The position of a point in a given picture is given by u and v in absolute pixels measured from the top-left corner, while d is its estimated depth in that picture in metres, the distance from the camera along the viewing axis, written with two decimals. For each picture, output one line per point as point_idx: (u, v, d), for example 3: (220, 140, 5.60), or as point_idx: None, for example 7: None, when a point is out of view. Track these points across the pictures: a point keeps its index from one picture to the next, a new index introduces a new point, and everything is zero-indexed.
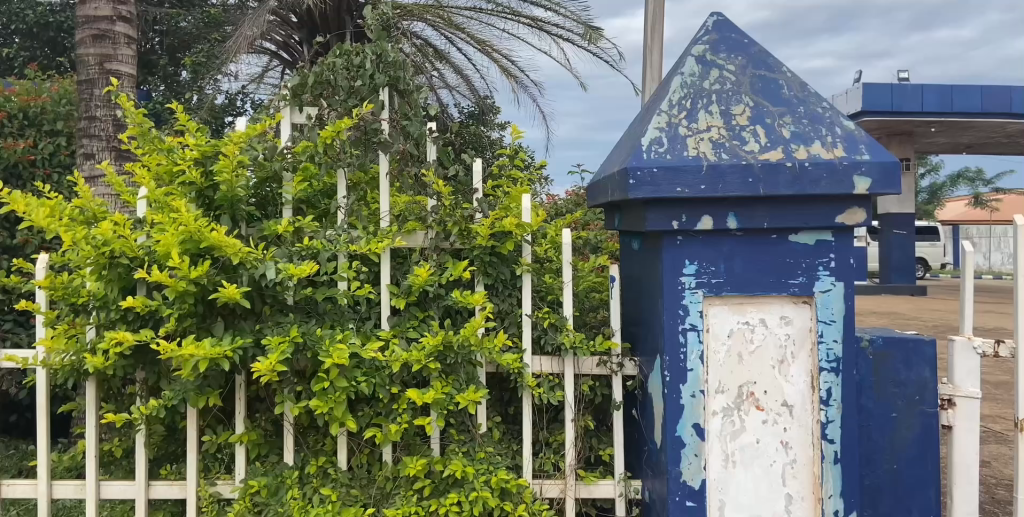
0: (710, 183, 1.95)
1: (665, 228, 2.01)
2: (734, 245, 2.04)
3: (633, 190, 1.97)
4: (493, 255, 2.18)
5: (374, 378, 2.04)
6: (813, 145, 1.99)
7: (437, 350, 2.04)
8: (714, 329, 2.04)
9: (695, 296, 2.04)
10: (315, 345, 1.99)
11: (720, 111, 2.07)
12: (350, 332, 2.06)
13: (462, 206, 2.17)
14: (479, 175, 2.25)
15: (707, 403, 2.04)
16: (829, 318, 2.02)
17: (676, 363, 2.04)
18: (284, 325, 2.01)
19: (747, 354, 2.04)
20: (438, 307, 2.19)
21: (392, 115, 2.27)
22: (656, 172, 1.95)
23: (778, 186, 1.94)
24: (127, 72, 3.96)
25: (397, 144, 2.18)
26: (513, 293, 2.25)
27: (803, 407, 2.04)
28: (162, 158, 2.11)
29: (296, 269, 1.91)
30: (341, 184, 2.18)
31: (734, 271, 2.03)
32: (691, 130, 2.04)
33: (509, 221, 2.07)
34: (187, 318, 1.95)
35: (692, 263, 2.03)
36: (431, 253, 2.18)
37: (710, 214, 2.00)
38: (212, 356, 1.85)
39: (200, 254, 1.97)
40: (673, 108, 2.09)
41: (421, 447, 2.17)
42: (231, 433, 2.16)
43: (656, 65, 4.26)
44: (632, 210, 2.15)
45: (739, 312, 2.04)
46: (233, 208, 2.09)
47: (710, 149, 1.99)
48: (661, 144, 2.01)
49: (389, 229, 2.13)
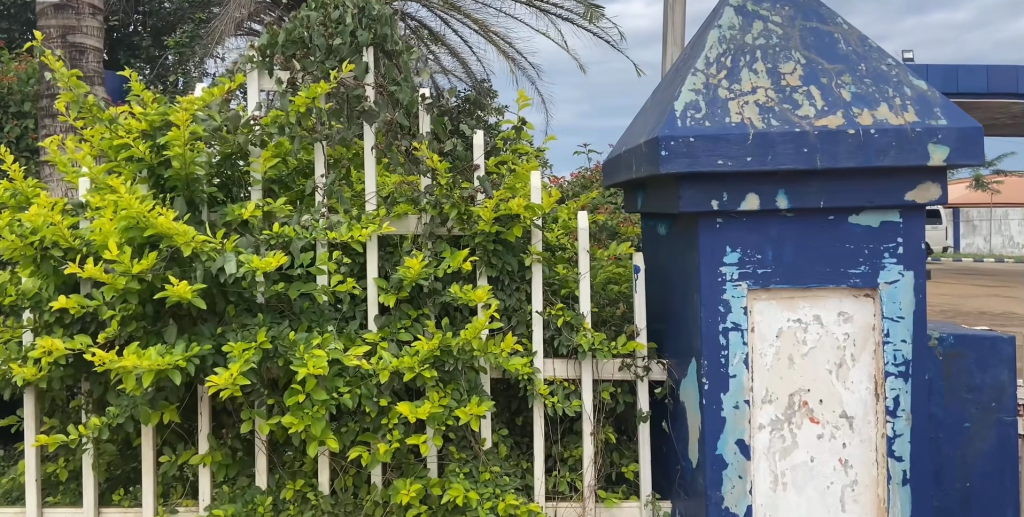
0: (757, 154, 1.63)
1: (703, 208, 1.69)
2: (783, 229, 1.71)
3: (665, 163, 1.65)
4: (498, 243, 1.87)
5: (359, 388, 1.73)
6: (879, 109, 1.67)
7: (433, 356, 1.72)
8: (762, 329, 1.73)
9: (738, 290, 1.71)
10: (287, 352, 1.67)
11: (765, 69, 1.74)
12: (331, 334, 1.74)
13: (461, 186, 1.86)
14: (480, 149, 1.90)
15: (752, 415, 1.73)
16: (896, 314, 1.71)
17: (716, 369, 1.72)
18: (250, 328, 1.69)
19: (799, 357, 1.72)
20: (434, 304, 1.84)
21: (378, 79, 1.92)
22: (693, 141, 1.63)
23: (840, 158, 1.63)
24: (92, 45, 3.69)
25: (385, 114, 1.86)
26: (522, 286, 1.93)
27: (865, 419, 1.73)
28: (104, 130, 1.75)
29: (259, 259, 1.55)
30: (320, 159, 1.87)
31: (784, 259, 1.71)
32: (733, 92, 1.71)
33: (516, 203, 1.76)
34: (133, 321, 1.63)
35: (734, 250, 1.71)
36: (426, 241, 1.86)
37: (756, 192, 1.69)
38: (159, 367, 1.53)
39: (150, 245, 1.65)
40: (709, 66, 1.76)
41: (416, 468, 1.84)
42: (194, 453, 1.84)
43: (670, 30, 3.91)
44: (660, 189, 1.83)
45: (790, 307, 1.73)
46: (192, 191, 1.77)
47: (757, 114, 1.67)
48: (698, 109, 1.69)
49: (376, 213, 1.83)
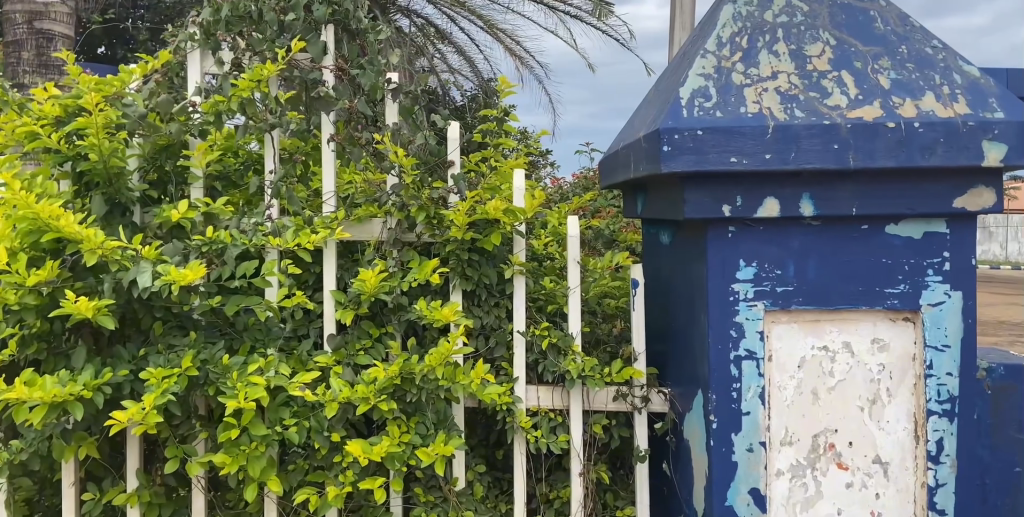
0: (778, 152, 1.37)
1: (713, 214, 1.42)
2: (807, 240, 1.45)
3: (667, 160, 1.39)
4: (474, 252, 1.61)
5: (307, 421, 1.47)
6: (923, 99, 1.40)
7: (393, 384, 1.47)
8: (781, 358, 1.46)
9: (753, 312, 1.45)
10: (218, 380, 1.41)
11: (788, 51, 1.47)
12: (274, 358, 1.48)
13: (432, 185, 1.60)
14: (455, 142, 1.63)
15: (769, 460, 1.46)
16: (941, 342, 1.44)
17: (726, 404, 1.45)
18: (178, 351, 1.44)
19: (825, 392, 1.46)
20: (399, 323, 1.58)
21: (339, 60, 1.66)
22: (700, 135, 1.37)
23: (878, 156, 1.36)
24: (62, 33, 3.46)
25: (344, 100, 1.60)
26: (501, 302, 1.68)
27: (901, 465, 1.46)
28: (14, 117, 1.51)
29: (174, 269, 1.29)
30: (270, 153, 1.62)
31: (809, 275, 1.45)
32: (750, 77, 1.45)
33: (494, 206, 1.51)
34: (37, 341, 1.39)
35: (749, 265, 1.45)
36: (391, 249, 1.61)
37: (776, 195, 1.42)
38: (57, 398, 1.28)
39: (58, 252, 1.40)
40: (721, 47, 1.49)
41: (377, 512, 1.59)
42: (120, 490, 1.59)
43: (682, 27, 3.64)
44: (663, 191, 1.57)
45: (815, 333, 1.46)
46: (116, 190, 1.51)
47: (778, 103, 1.40)
48: (707, 97, 1.43)
49: (332, 216, 1.58)
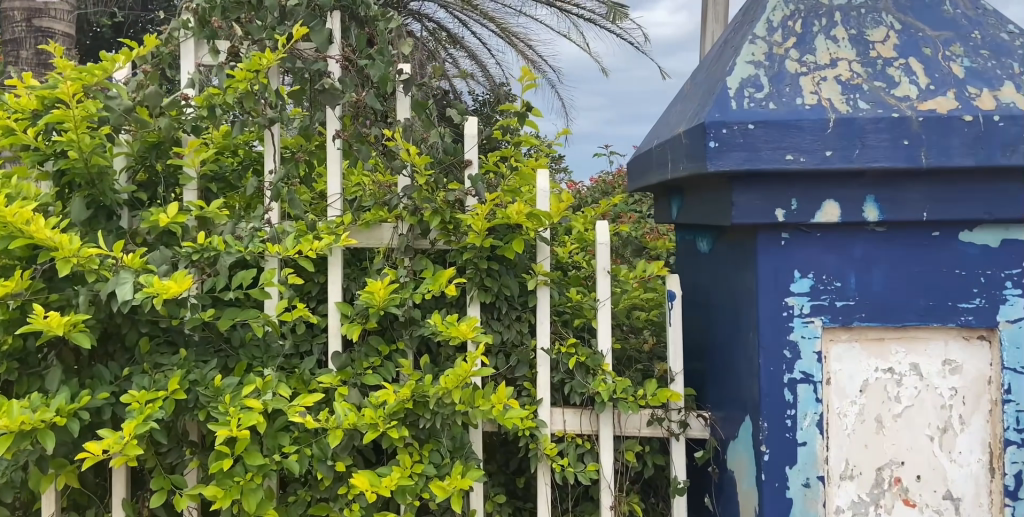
0: (840, 148, 1.21)
1: (764, 219, 1.27)
2: (870, 248, 1.29)
3: (714, 157, 1.23)
4: (494, 260, 1.46)
5: (309, 449, 1.32)
6: (1003, 89, 1.24)
7: (404, 409, 1.31)
8: (840, 381, 1.30)
9: (809, 329, 1.29)
10: (208, 405, 1.26)
11: (847, 36, 1.32)
12: (273, 378, 1.33)
13: (447, 187, 1.44)
14: (474, 140, 1.48)
15: (827, 496, 1.30)
16: (1021, 364, 1.27)
17: (779, 433, 1.29)
18: (166, 371, 1.29)
19: (890, 420, 1.29)
20: (410, 339, 1.42)
21: (345, 50, 1.51)
22: (752, 129, 1.22)
23: (953, 153, 1.20)
24: (61, 32, 3.34)
25: (351, 93, 1.45)
26: (524, 316, 1.52)
27: (976, 502, 1.30)
28: None
29: (157, 280, 1.14)
30: (270, 151, 1.47)
31: (872, 288, 1.29)
32: (805, 65, 1.29)
33: (517, 210, 1.36)
34: (8, 359, 1.24)
35: (804, 276, 1.29)
36: (402, 258, 1.45)
37: (836, 198, 1.26)
38: (25, 426, 1.13)
39: (33, 260, 1.26)
40: (772, 32, 1.33)
41: None
42: None
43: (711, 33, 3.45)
44: (705, 194, 1.41)
45: (878, 353, 1.30)
46: (100, 191, 1.36)
47: (839, 94, 1.25)
48: (759, 87, 1.27)
49: (338, 221, 1.43)
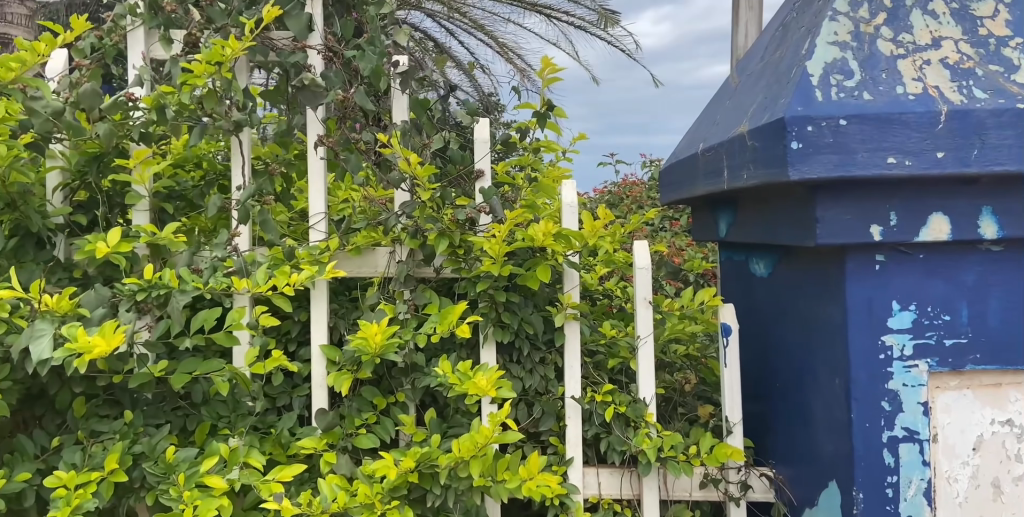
0: (954, 149, 0.96)
1: (857, 238, 1.01)
2: (986, 272, 1.03)
3: (796, 161, 0.97)
4: (512, 292, 1.20)
5: None
6: None
7: (406, 484, 1.05)
8: (949, 438, 1.04)
9: (912, 374, 1.03)
10: (158, 485, 1.00)
11: (950, 8, 1.06)
12: (241, 445, 1.06)
13: (454, 203, 1.18)
14: (485, 147, 1.22)
15: None
16: None
17: (877, 505, 1.03)
18: (106, 441, 1.03)
19: (1010, 484, 1.03)
20: (413, 390, 1.16)
21: (328, 39, 1.25)
22: (844, 126, 0.97)
23: None
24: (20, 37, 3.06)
25: (336, 91, 1.19)
26: (548, 358, 1.27)
27: None
28: None
29: (80, 334, 0.88)
30: (238, 163, 1.21)
31: (988, 322, 1.03)
32: (900, 46, 1.04)
33: (544, 229, 1.10)
34: None
35: (905, 308, 1.03)
36: (401, 291, 1.19)
37: (946, 211, 1.00)
38: None
39: None
40: (856, 6, 1.08)
41: None
42: None
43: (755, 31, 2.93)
44: (771, 207, 1.16)
45: (995, 402, 1.04)
46: (24, 216, 1.10)
47: (947, 81, 1.00)
48: (846, 73, 1.02)
49: (322, 248, 1.16)
